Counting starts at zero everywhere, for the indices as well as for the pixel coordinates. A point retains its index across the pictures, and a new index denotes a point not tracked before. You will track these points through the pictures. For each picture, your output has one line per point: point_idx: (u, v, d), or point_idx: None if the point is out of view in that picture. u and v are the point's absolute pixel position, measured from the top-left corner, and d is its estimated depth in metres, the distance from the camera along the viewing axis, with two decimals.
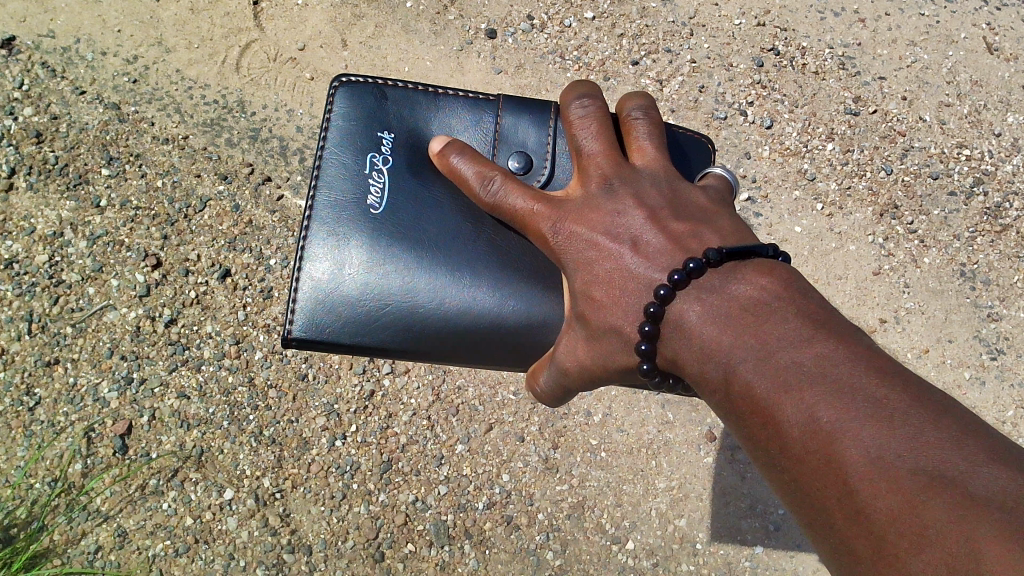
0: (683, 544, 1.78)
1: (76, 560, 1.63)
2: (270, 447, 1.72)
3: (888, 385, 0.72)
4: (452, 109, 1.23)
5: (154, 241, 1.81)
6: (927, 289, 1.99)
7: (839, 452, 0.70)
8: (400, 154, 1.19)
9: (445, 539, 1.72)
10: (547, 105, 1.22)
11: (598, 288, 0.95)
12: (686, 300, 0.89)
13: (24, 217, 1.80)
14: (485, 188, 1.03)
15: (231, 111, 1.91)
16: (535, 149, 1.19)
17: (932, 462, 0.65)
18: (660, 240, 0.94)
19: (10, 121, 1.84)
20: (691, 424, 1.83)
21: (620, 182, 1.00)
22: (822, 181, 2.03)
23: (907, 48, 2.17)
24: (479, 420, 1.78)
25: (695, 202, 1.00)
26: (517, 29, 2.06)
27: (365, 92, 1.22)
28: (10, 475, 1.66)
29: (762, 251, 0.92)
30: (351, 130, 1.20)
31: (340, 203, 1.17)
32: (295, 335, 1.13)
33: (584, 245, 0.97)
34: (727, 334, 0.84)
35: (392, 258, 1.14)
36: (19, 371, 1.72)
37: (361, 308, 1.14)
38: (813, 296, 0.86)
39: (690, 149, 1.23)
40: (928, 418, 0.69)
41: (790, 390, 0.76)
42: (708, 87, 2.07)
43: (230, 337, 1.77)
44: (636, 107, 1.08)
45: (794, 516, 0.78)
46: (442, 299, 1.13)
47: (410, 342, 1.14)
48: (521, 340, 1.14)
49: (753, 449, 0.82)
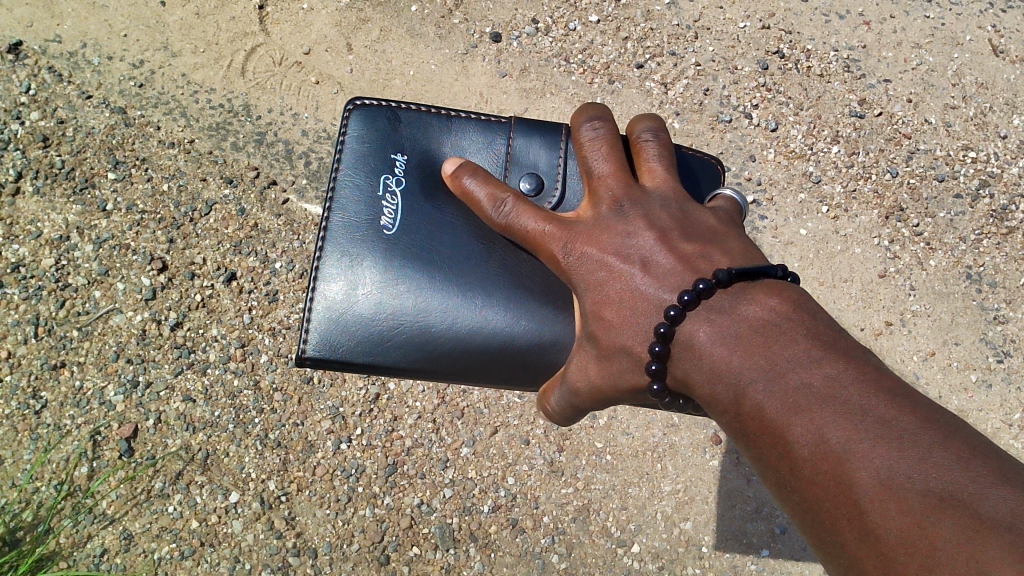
0: (688, 547, 1.77)
1: (82, 563, 1.63)
2: (276, 450, 1.72)
3: (897, 405, 0.72)
4: (464, 132, 1.24)
5: (160, 245, 1.81)
6: (933, 291, 1.98)
7: (850, 473, 0.70)
8: (413, 175, 1.20)
9: (450, 542, 1.72)
10: (559, 128, 1.22)
11: (609, 309, 0.95)
12: (696, 320, 0.88)
13: (31, 222, 1.81)
14: (497, 210, 1.04)
15: (237, 115, 1.92)
16: (547, 170, 1.19)
17: (941, 483, 0.65)
18: (670, 261, 0.93)
19: (17, 126, 1.85)
20: (696, 427, 1.83)
21: (631, 203, 1.00)
22: (828, 183, 2.03)
23: (912, 50, 2.16)
24: (484, 423, 1.78)
25: (706, 222, 1.00)
26: (522, 33, 2.06)
27: (379, 115, 1.23)
28: (16, 478, 1.67)
29: (772, 271, 0.92)
30: (365, 152, 1.21)
31: (353, 224, 1.17)
32: (309, 355, 1.13)
33: (594, 266, 0.97)
34: (737, 354, 0.84)
35: (405, 278, 1.14)
36: (25, 374, 1.72)
37: (374, 328, 1.14)
38: (822, 316, 0.86)
39: (699, 171, 1.23)
40: (937, 438, 0.68)
41: (800, 411, 0.76)
42: (713, 90, 2.07)
43: (235, 341, 1.77)
44: (647, 129, 1.09)
45: (806, 537, 0.78)
46: (454, 319, 1.13)
47: (424, 362, 1.14)
48: (533, 360, 1.13)
49: (763, 469, 0.81)
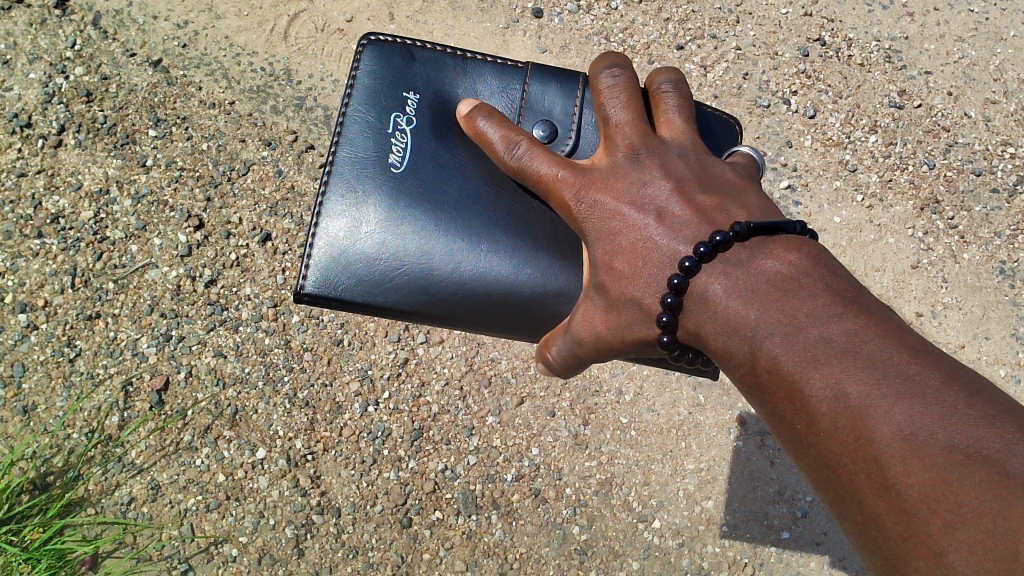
0: (709, 526, 1.77)
1: (109, 510, 1.66)
2: (304, 409, 1.74)
3: (919, 361, 0.73)
4: (479, 74, 1.24)
5: (197, 203, 1.83)
6: (965, 284, 1.97)
7: (870, 428, 0.71)
8: (425, 114, 1.20)
9: (473, 508, 1.73)
10: (575, 76, 1.22)
11: (621, 259, 0.95)
12: (711, 274, 0.89)
13: (72, 174, 1.83)
14: (510, 153, 1.04)
15: (278, 79, 1.93)
16: (561, 118, 1.19)
17: (965, 440, 0.67)
18: (686, 213, 0.94)
19: (62, 80, 1.88)
20: (722, 407, 1.83)
21: (648, 152, 0.99)
22: (864, 173, 2.02)
23: (954, 44, 2.15)
24: (511, 393, 1.79)
25: (723, 177, 1.00)
26: (564, 10, 2.06)
27: (393, 51, 1.23)
28: (49, 424, 1.70)
29: (790, 227, 0.92)
30: (376, 89, 1.21)
31: (360, 161, 1.17)
32: (308, 291, 1.14)
33: (607, 214, 0.97)
34: (754, 308, 0.85)
35: (410, 221, 1.15)
36: (61, 323, 1.75)
37: (375, 268, 1.14)
38: (841, 272, 0.86)
39: (719, 130, 1.23)
40: (961, 395, 0.69)
41: (818, 363, 0.77)
42: (752, 74, 2.07)
43: (268, 300, 1.79)
44: (667, 80, 1.08)
45: (819, 492, 0.79)
46: (458, 263, 1.14)
47: (423, 306, 1.15)
48: (534, 309, 1.14)
49: (776, 423, 0.83)
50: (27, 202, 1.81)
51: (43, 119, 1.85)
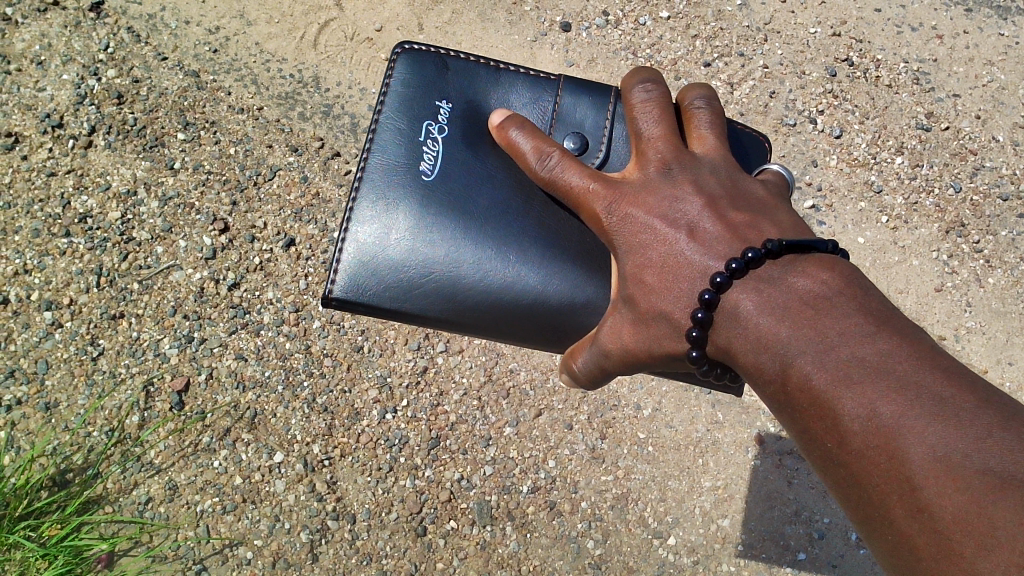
0: (724, 544, 1.76)
1: (126, 509, 1.67)
2: (322, 414, 1.75)
3: (952, 383, 0.73)
4: (513, 85, 1.24)
5: (223, 206, 1.85)
6: (989, 309, 1.96)
7: (902, 450, 0.71)
8: (456, 124, 1.20)
9: (487, 519, 1.72)
10: (607, 90, 1.23)
11: (650, 273, 0.95)
12: (742, 290, 0.89)
13: (101, 174, 1.85)
14: (542, 163, 1.04)
15: (306, 86, 1.95)
16: (592, 131, 1.20)
17: (1000, 463, 0.66)
18: (718, 229, 0.94)
19: (94, 81, 1.90)
20: (740, 426, 1.82)
21: (680, 167, 1.00)
22: (889, 194, 2.01)
23: (983, 67, 2.15)
24: (529, 404, 1.79)
25: (755, 194, 1.00)
26: (592, 24, 2.07)
27: (426, 59, 1.24)
28: (70, 421, 1.71)
29: (822, 246, 0.91)
30: (409, 97, 1.22)
31: (391, 167, 1.18)
32: (335, 295, 1.15)
33: (639, 227, 0.97)
34: (786, 326, 0.84)
35: (438, 228, 1.15)
36: (85, 322, 1.76)
37: (403, 275, 1.15)
38: (873, 291, 0.86)
39: (750, 148, 1.23)
40: (995, 420, 0.69)
41: (850, 383, 0.76)
42: (779, 93, 2.07)
43: (290, 304, 1.80)
44: (699, 96, 1.08)
45: (849, 512, 0.79)
46: (486, 272, 1.14)
47: (450, 313, 1.15)
48: (561, 320, 1.14)
49: (806, 442, 0.82)
50: (56, 201, 1.83)
51: (74, 120, 1.88)
